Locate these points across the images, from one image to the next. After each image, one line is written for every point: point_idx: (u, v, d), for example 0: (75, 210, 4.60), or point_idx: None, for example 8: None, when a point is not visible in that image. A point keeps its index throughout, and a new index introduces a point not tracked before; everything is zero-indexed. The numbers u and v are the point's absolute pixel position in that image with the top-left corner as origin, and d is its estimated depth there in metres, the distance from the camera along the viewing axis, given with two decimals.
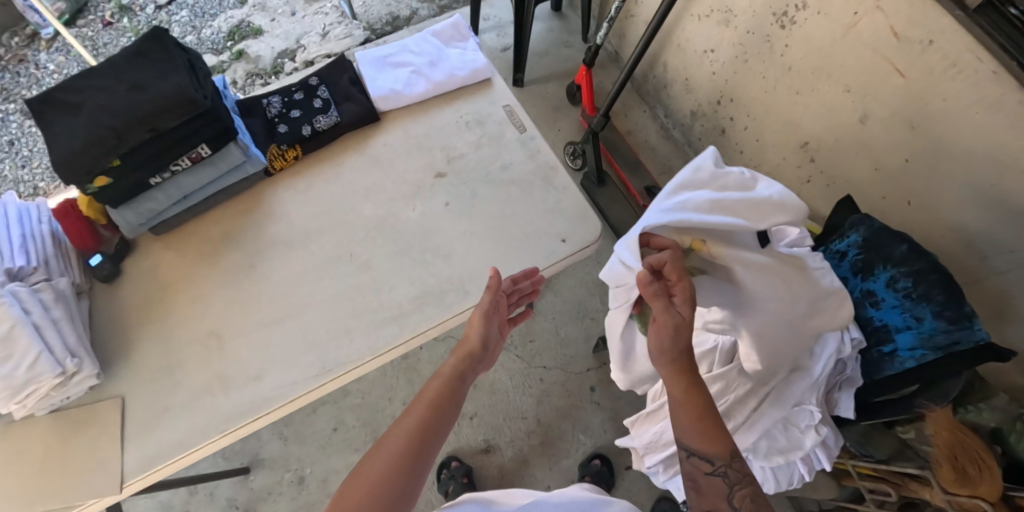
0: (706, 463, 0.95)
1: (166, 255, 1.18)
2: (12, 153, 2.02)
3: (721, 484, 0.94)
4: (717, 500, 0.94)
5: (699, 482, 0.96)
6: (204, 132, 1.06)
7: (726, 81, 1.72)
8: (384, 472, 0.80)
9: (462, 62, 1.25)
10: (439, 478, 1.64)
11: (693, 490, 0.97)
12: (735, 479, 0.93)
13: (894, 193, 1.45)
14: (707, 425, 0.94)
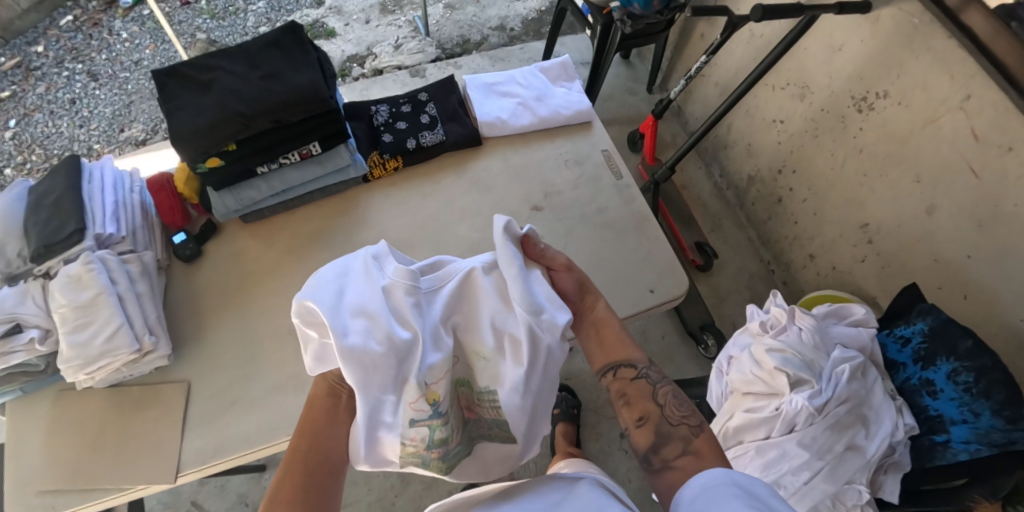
0: (629, 370, 0.96)
1: (252, 244, 1.17)
2: (71, 111, 2.16)
3: (644, 387, 0.94)
4: (645, 405, 0.92)
5: (630, 394, 0.94)
6: (320, 130, 1.08)
7: (791, 152, 1.76)
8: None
9: (567, 101, 1.30)
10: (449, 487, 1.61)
11: (624, 406, 0.94)
12: (657, 378, 0.95)
13: (950, 285, 1.48)
14: (616, 334, 1.00)
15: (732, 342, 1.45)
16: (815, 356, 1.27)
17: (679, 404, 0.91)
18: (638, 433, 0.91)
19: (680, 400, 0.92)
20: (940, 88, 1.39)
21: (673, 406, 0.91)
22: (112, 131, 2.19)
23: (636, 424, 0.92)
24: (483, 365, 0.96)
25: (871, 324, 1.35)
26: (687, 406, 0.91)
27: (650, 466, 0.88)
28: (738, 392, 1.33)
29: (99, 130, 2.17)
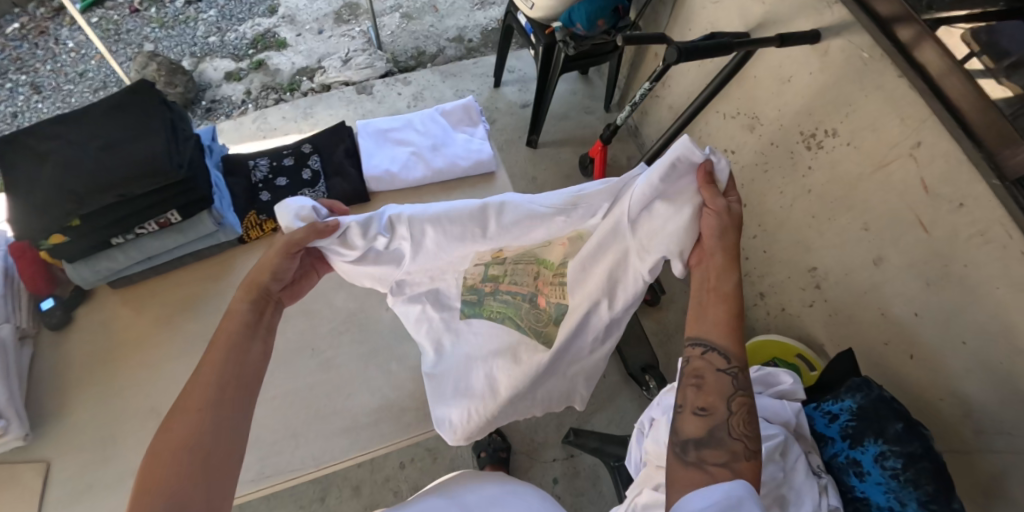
0: (718, 358, 0.94)
1: (123, 311, 1.13)
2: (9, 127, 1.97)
3: (724, 381, 0.93)
4: (716, 399, 0.93)
5: (705, 379, 0.94)
6: (174, 200, 1.02)
7: (742, 185, 1.64)
8: (181, 447, 0.83)
9: (466, 150, 1.21)
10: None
11: (692, 385, 0.95)
12: (743, 382, 0.93)
13: (898, 342, 1.36)
14: (729, 317, 0.95)
15: (657, 403, 1.35)
16: None
17: (748, 421, 0.90)
18: (695, 418, 0.93)
19: (744, 416, 0.91)
20: (890, 132, 1.26)
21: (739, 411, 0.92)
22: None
23: (695, 410, 0.94)
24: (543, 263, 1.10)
25: (799, 397, 1.24)
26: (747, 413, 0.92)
27: (684, 458, 0.92)
28: (652, 463, 1.25)
29: None
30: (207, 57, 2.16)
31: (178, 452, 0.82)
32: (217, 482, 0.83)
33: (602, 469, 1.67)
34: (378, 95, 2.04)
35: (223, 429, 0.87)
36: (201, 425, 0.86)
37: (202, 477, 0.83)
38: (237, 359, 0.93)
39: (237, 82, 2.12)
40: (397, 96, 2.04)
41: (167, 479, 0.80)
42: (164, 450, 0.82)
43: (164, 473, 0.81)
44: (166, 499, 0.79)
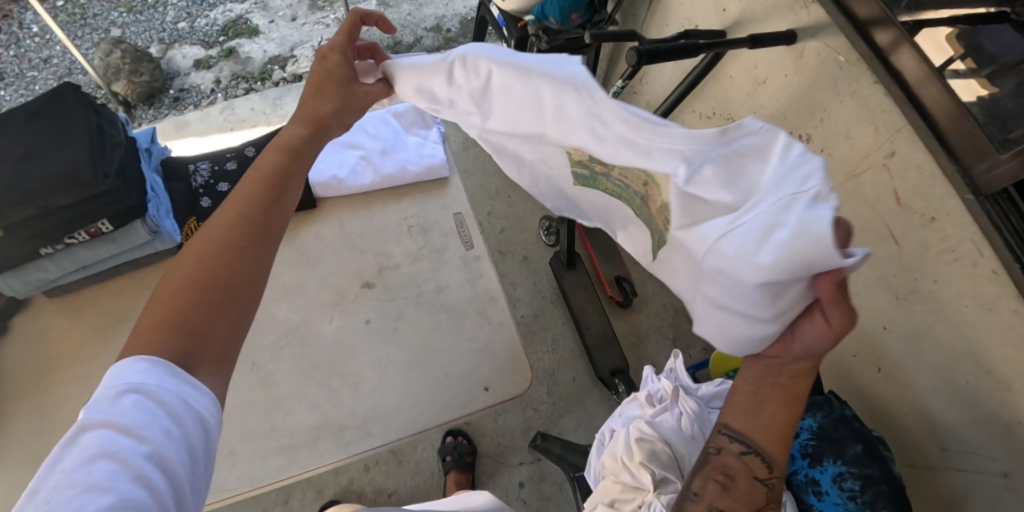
0: (758, 461, 0.83)
1: (59, 321, 1.09)
2: None
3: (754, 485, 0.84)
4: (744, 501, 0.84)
5: (738, 482, 0.85)
6: (103, 209, 0.98)
7: None
8: (200, 290, 0.74)
9: None
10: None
11: (720, 481, 0.86)
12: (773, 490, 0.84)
13: (866, 355, 1.32)
14: (784, 427, 0.81)
15: (618, 415, 1.33)
16: (685, 451, 1.16)
17: None
18: None
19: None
20: (863, 140, 1.22)
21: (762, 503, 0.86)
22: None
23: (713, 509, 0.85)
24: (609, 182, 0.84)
25: None
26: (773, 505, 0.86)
27: None
28: (607, 477, 1.22)
29: None
30: (177, 44, 2.05)
31: (198, 290, 0.74)
32: (232, 337, 0.75)
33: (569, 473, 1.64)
34: None
35: (252, 277, 0.78)
36: (229, 264, 0.76)
37: (223, 320, 0.74)
38: (270, 203, 0.83)
39: (206, 71, 2.02)
40: None
41: (183, 329, 0.72)
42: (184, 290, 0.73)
43: (182, 313, 0.72)
44: (178, 344, 0.71)
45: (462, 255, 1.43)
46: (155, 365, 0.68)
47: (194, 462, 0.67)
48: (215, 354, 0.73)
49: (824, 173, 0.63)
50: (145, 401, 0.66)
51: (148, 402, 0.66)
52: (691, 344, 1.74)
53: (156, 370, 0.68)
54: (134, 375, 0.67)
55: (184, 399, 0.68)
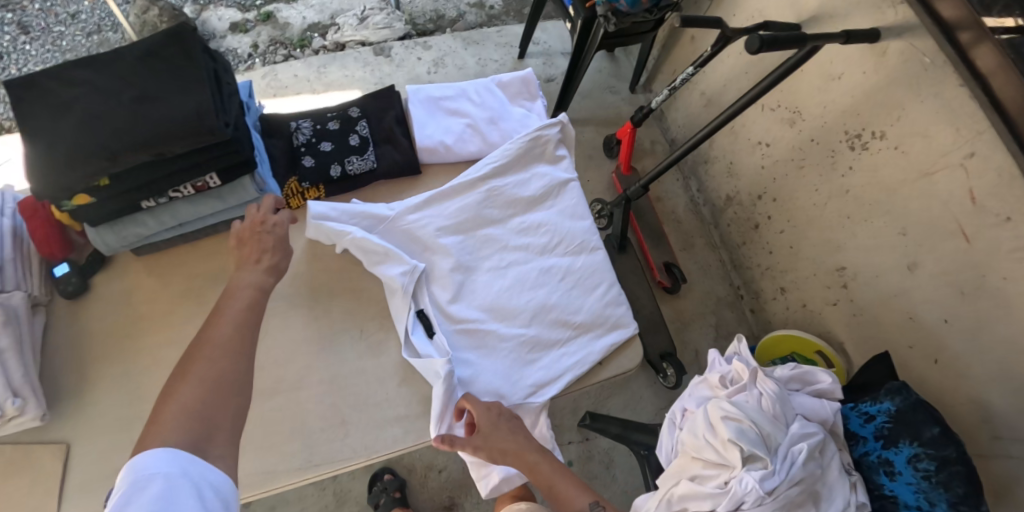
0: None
1: (146, 282, 1.03)
2: None
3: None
4: None
5: None
6: (216, 162, 0.91)
7: (773, 180, 1.62)
8: (203, 392, 0.76)
9: (523, 125, 1.14)
10: (370, 491, 1.53)
11: None
12: None
13: (922, 346, 1.38)
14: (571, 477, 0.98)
15: (689, 395, 1.37)
16: (771, 430, 1.19)
17: None
18: None
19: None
20: (940, 140, 1.25)
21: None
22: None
23: None
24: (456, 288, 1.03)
25: (835, 396, 1.26)
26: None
27: None
28: (687, 454, 1.26)
29: None
30: (212, 5, 1.95)
31: (198, 395, 0.76)
32: (239, 427, 0.78)
33: (615, 453, 1.67)
34: (397, 59, 1.95)
35: (247, 373, 0.80)
36: (223, 370, 0.78)
37: (229, 413, 0.77)
38: (253, 320, 0.85)
39: (243, 35, 1.94)
40: (416, 61, 1.96)
41: (190, 421, 0.74)
42: (185, 397, 0.76)
43: (185, 416, 0.75)
44: (190, 435, 0.74)
45: None
46: (172, 457, 0.71)
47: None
48: (224, 441, 0.76)
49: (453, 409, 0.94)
50: (167, 493, 0.69)
51: (169, 493, 0.69)
52: (733, 331, 1.79)
53: (171, 461, 0.71)
54: (152, 471, 0.70)
55: (201, 486, 0.71)
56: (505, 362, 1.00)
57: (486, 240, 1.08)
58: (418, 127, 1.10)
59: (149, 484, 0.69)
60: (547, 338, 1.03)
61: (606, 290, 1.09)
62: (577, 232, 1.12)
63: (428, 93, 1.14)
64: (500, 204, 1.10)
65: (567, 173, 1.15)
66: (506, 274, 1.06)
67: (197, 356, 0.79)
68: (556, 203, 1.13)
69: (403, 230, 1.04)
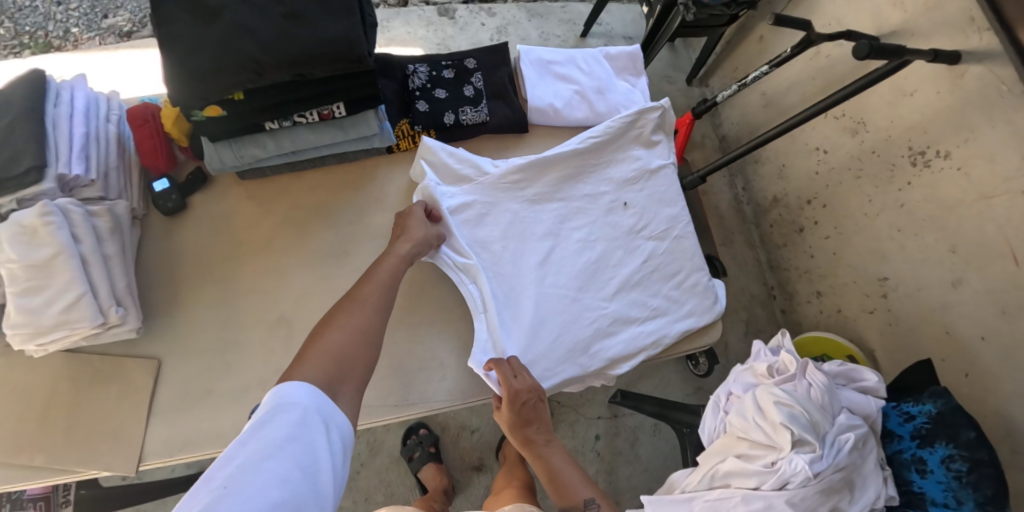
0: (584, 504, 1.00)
1: (247, 207, 1.02)
2: None
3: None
4: None
5: None
6: (347, 93, 0.91)
7: (826, 186, 1.66)
8: (347, 342, 0.79)
9: (628, 99, 1.16)
10: (405, 443, 1.58)
11: None
12: None
13: (955, 360, 1.43)
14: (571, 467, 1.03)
15: (733, 379, 1.42)
16: (820, 418, 1.23)
17: None
18: None
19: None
20: (1008, 163, 1.25)
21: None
22: (92, 16, 1.57)
23: None
24: (541, 254, 1.04)
25: (880, 394, 1.33)
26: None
27: None
28: (733, 434, 1.30)
29: (81, 9, 1.56)
30: None
31: (343, 342, 0.79)
32: (365, 381, 0.78)
33: (641, 432, 1.71)
34: (460, 22, 1.94)
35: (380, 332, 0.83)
36: (363, 322, 0.82)
37: (361, 365, 0.79)
38: (394, 287, 0.89)
39: None
40: (480, 26, 1.95)
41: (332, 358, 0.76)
42: (331, 340, 0.78)
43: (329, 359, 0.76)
44: (327, 374, 0.75)
45: None
46: (313, 391, 0.71)
47: (336, 478, 0.68)
48: (352, 388, 0.76)
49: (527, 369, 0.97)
50: (305, 422, 0.68)
51: (305, 423, 0.68)
52: (762, 329, 1.88)
53: (313, 392, 0.71)
54: (294, 398, 0.70)
55: (330, 424, 0.70)
56: (587, 330, 1.02)
57: (574, 215, 1.09)
58: (530, 90, 1.13)
59: (290, 409, 0.68)
60: (625, 315, 1.05)
61: (687, 279, 1.10)
62: (665, 218, 1.12)
63: (537, 55, 1.16)
64: (593, 181, 1.11)
65: (664, 159, 1.15)
66: (590, 249, 1.07)
67: (345, 309, 0.83)
68: (649, 187, 1.13)
69: (496, 189, 1.06)
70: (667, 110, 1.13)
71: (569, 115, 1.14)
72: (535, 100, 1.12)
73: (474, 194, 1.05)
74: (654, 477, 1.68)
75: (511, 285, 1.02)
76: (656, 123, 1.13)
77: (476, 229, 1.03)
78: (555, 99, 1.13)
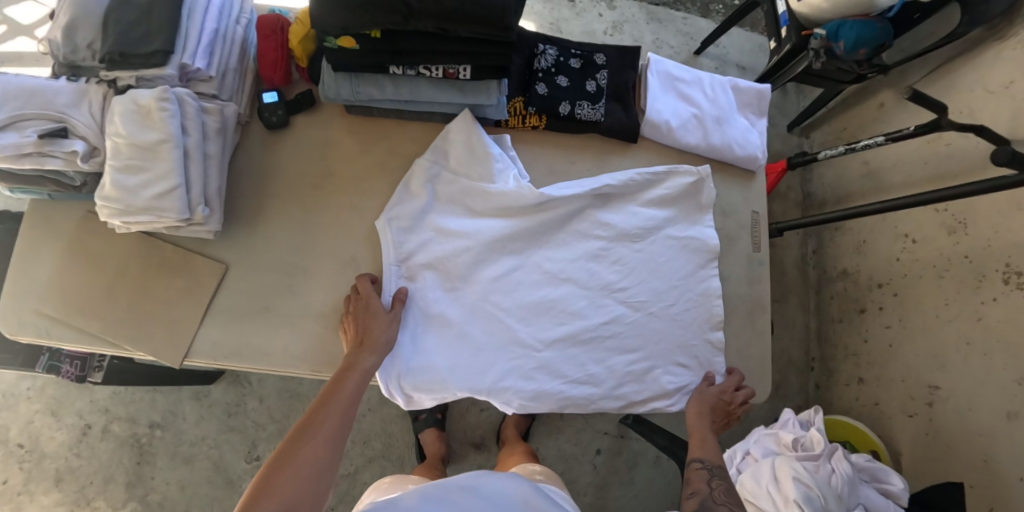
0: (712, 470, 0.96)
1: (345, 140, 1.01)
2: None
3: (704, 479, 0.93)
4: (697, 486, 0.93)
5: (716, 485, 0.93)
6: (479, 58, 0.89)
7: (902, 275, 1.56)
8: (300, 482, 0.75)
9: (745, 138, 1.13)
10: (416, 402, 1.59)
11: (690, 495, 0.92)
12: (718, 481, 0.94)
13: (983, 490, 1.34)
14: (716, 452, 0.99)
15: (757, 442, 1.39)
16: (834, 507, 1.20)
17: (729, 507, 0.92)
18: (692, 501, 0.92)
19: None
20: None
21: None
22: None
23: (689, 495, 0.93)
24: (491, 272, 0.98)
25: (902, 502, 1.29)
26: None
27: None
28: (741, 495, 1.28)
29: None
30: None
31: (297, 480, 0.75)
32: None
33: (642, 460, 1.69)
34: (579, 7, 1.91)
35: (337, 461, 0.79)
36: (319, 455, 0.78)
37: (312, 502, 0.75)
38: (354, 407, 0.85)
39: None
40: (596, 17, 1.91)
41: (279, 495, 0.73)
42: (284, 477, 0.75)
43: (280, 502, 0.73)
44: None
45: (749, 254, 1.13)
46: None
47: None
48: None
49: (407, 361, 0.94)
50: None
51: None
52: (791, 394, 1.83)
53: None
54: None
55: None
56: (501, 362, 0.95)
57: (551, 244, 1.01)
58: (650, 103, 1.10)
59: None
60: (556, 370, 0.97)
61: (644, 362, 1.01)
62: (652, 289, 1.02)
63: (666, 69, 1.13)
64: (590, 218, 1.02)
65: (686, 229, 1.05)
66: (552, 286, 0.99)
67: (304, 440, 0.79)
68: (650, 248, 1.03)
69: (484, 189, 0.97)
70: (704, 178, 1.05)
71: (682, 139, 1.11)
72: (653, 115, 1.09)
73: (453, 187, 0.98)
74: (642, 506, 1.67)
75: (453, 287, 0.97)
76: (688, 188, 1.05)
77: (441, 220, 0.98)
78: (673, 118, 1.10)
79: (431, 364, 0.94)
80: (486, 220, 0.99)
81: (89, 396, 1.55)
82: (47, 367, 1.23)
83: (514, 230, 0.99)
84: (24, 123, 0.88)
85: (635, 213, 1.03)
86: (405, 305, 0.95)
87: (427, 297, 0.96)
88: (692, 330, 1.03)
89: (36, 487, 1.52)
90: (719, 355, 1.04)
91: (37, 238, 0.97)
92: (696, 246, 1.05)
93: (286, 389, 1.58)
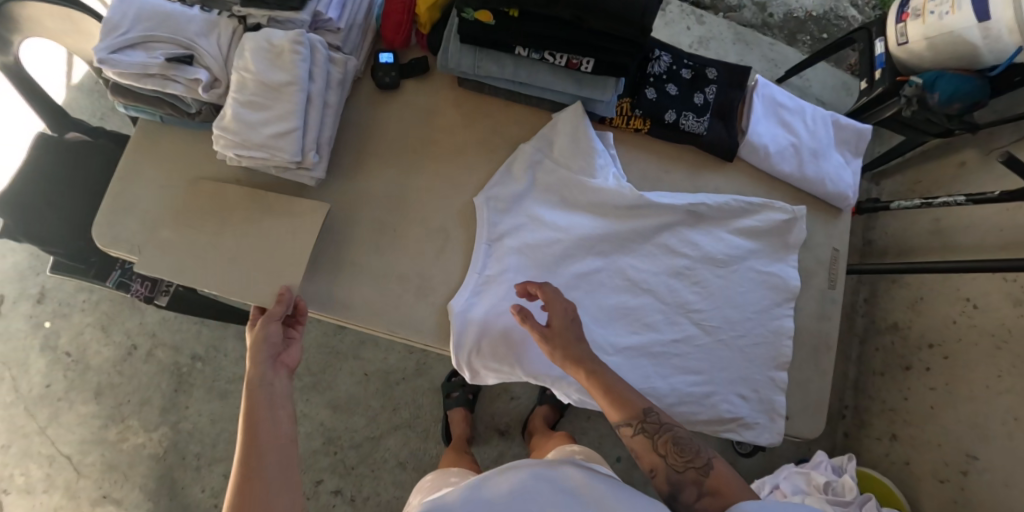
0: (637, 425, 0.86)
1: (451, 112, 1.03)
2: None
3: (647, 444, 0.85)
4: (651, 459, 0.85)
5: (655, 443, 0.85)
6: (605, 53, 0.89)
7: (958, 340, 1.48)
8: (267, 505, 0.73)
9: (839, 174, 1.13)
10: (450, 379, 1.60)
11: (652, 469, 0.85)
12: (656, 432, 0.85)
13: None
14: (611, 383, 0.88)
15: (788, 479, 1.39)
16: None
17: (683, 449, 0.84)
18: (659, 478, 0.85)
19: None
20: None
21: (678, 492, 0.84)
22: None
23: (651, 471, 0.86)
24: (576, 267, 0.99)
25: None
26: (708, 489, 0.82)
27: None
28: None
29: None
30: None
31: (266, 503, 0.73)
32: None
33: None
34: (668, 18, 1.91)
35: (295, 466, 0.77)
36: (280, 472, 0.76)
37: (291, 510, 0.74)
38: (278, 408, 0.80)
39: None
40: (684, 30, 1.91)
41: None
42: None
43: None
44: None
45: (823, 290, 1.12)
46: None
47: None
48: None
49: (481, 338, 0.94)
50: None
51: None
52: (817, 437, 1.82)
53: None
54: None
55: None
56: (571, 357, 0.97)
57: (636, 252, 1.02)
58: (753, 124, 1.10)
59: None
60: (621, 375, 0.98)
61: (708, 383, 1.01)
62: (726, 316, 1.03)
63: (773, 93, 1.13)
64: (679, 235, 1.03)
65: (770, 264, 1.05)
66: (631, 294, 1.01)
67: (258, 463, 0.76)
68: (732, 276, 1.04)
69: (584, 187, 0.99)
70: (798, 219, 1.05)
71: (779, 166, 1.11)
72: (754, 138, 1.09)
73: (553, 177, 1.00)
74: None
75: (536, 275, 0.98)
76: (778, 225, 1.05)
77: (537, 208, 0.99)
78: (773, 145, 1.10)
79: (503, 347, 0.95)
80: (579, 216, 1.00)
81: (139, 317, 1.59)
82: (118, 283, 1.26)
83: (604, 232, 1.00)
84: (153, 44, 0.90)
85: (727, 241, 1.04)
86: (488, 283, 0.96)
87: (511, 280, 0.96)
88: (758, 357, 1.03)
89: (76, 396, 1.55)
90: (780, 393, 1.03)
91: (143, 157, 0.99)
92: (775, 278, 1.05)
93: (327, 344, 1.61)
